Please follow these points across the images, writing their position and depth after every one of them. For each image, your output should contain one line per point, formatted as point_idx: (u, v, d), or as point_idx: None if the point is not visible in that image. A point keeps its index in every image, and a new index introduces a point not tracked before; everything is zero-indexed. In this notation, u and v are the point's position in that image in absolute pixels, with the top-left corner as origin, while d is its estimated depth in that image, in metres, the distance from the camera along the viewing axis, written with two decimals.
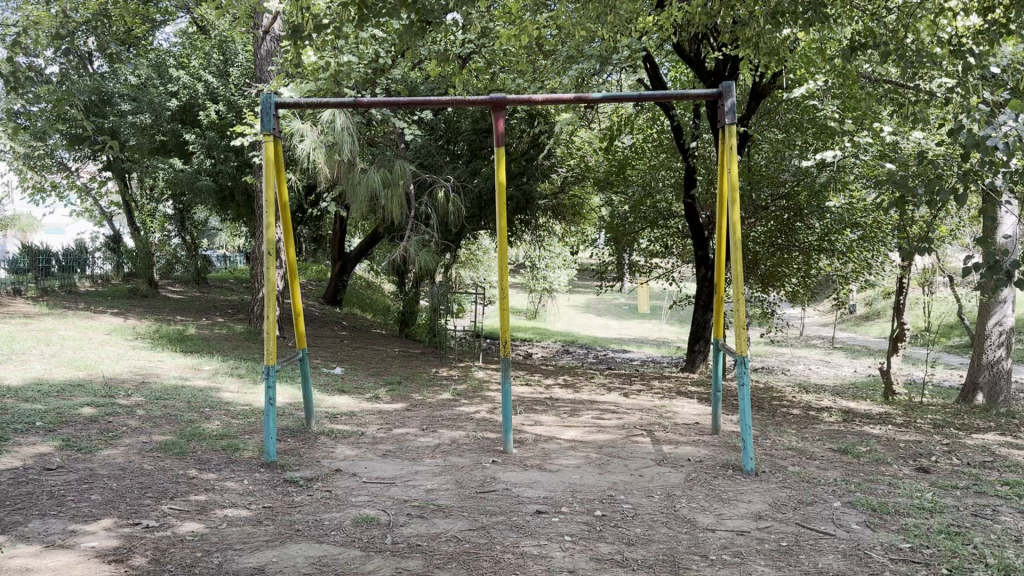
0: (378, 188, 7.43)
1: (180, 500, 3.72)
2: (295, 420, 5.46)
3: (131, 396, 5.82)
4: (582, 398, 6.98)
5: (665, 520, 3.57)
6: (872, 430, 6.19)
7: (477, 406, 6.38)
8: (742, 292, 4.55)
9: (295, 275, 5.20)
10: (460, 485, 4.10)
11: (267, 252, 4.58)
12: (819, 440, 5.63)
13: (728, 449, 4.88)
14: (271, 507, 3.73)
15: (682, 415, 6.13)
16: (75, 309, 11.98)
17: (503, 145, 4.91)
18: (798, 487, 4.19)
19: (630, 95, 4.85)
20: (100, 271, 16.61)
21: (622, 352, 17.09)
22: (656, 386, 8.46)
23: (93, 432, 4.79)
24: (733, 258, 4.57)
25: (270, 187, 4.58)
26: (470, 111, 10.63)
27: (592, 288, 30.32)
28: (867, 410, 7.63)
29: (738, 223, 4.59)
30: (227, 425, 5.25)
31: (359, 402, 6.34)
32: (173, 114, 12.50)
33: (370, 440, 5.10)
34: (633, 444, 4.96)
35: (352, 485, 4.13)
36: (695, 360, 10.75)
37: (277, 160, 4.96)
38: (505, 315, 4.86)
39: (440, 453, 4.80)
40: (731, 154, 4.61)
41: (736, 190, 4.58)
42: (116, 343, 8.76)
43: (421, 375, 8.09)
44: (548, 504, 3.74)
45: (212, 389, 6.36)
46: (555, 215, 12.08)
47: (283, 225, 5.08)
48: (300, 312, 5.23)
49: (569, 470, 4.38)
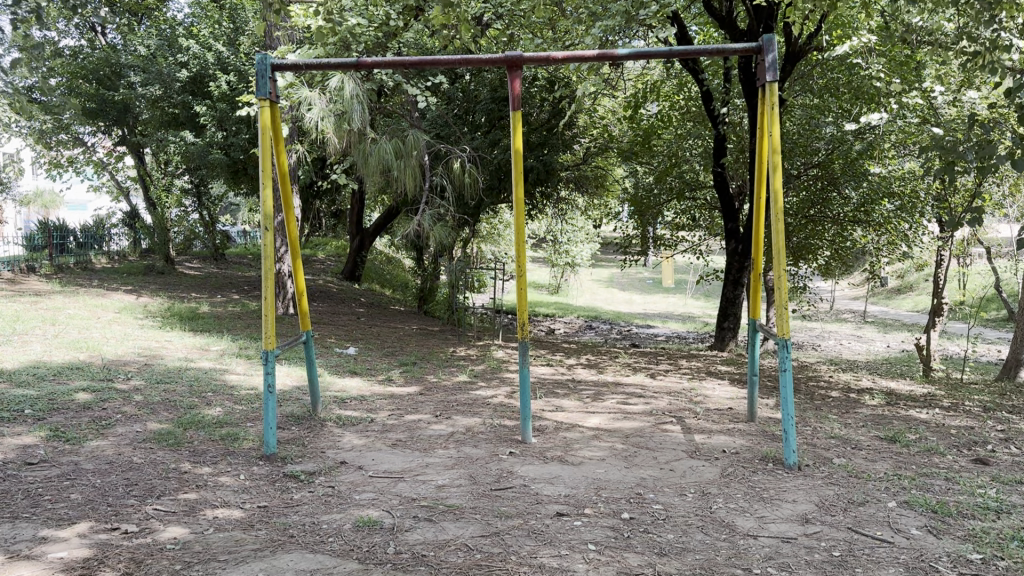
0: (390, 158, 7.06)
1: (169, 500, 3.41)
2: (300, 406, 5.12)
3: (131, 380, 5.54)
4: (606, 380, 6.60)
5: (702, 524, 3.19)
6: (919, 415, 5.76)
7: (495, 389, 6.02)
8: (783, 269, 4.11)
9: (296, 252, 4.82)
10: (474, 482, 3.74)
11: (264, 224, 4.21)
12: (864, 427, 5.20)
13: (767, 439, 4.47)
14: (266, 507, 3.41)
15: (714, 399, 5.75)
16: (88, 286, 11.79)
17: (520, 108, 4.48)
18: (848, 484, 3.78)
19: (657, 51, 4.41)
20: (117, 248, 16.43)
21: (646, 327, 16.68)
22: (685, 365, 8.05)
23: (85, 420, 4.50)
24: (773, 229, 4.13)
25: (267, 153, 4.22)
26: (488, 79, 10.24)
27: (616, 262, 29.84)
28: (910, 391, 7.16)
29: (780, 189, 4.14)
30: (228, 411, 4.95)
31: (370, 385, 6.00)
32: (183, 85, 12.24)
33: (380, 428, 4.76)
34: (662, 433, 4.57)
35: (356, 480, 3.80)
36: (725, 337, 10.21)
37: (275, 127, 4.59)
38: (521, 292, 4.46)
39: (454, 443, 4.46)
40: (773, 116, 4.17)
41: (777, 152, 4.14)
42: (125, 322, 8.51)
43: (438, 356, 7.75)
44: (570, 504, 3.39)
45: (218, 372, 6.06)
46: (577, 187, 11.47)
47: (282, 196, 4.70)
48: (304, 291, 4.83)
49: (592, 464, 4.02)
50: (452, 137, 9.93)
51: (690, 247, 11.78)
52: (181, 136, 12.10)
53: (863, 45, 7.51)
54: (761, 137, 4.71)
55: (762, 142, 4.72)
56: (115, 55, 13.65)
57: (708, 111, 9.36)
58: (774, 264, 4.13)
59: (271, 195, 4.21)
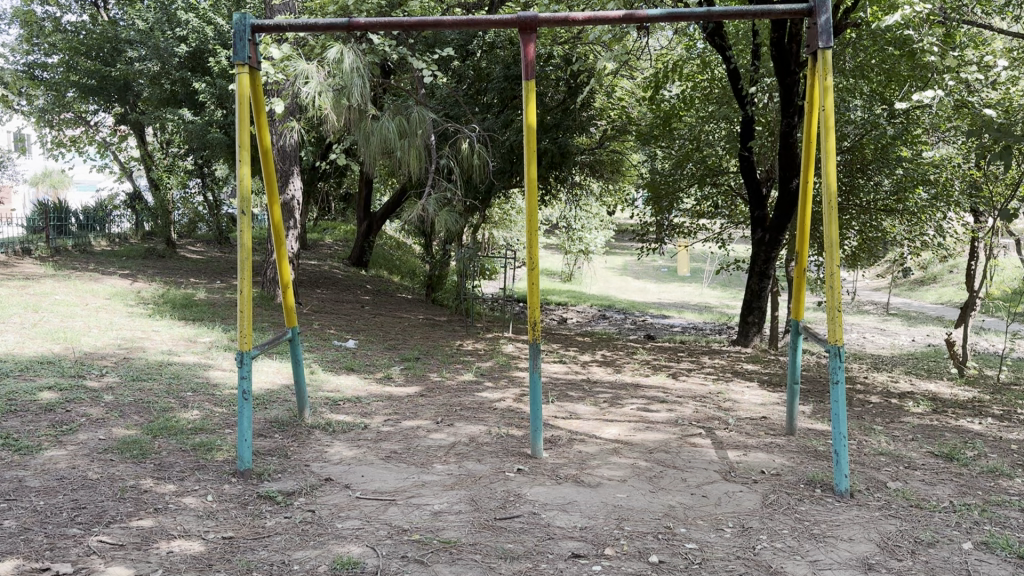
0: (393, 138, 6.52)
1: (119, 529, 2.92)
2: (286, 409, 4.61)
3: (104, 376, 5.07)
4: (624, 380, 6.08)
5: (746, 571, 2.67)
6: (972, 426, 5.16)
7: (503, 390, 5.51)
8: (835, 264, 3.55)
9: (281, 240, 4.26)
10: (476, 507, 3.24)
11: (241, 208, 3.69)
12: (914, 441, 4.63)
13: (812, 458, 3.94)
14: (231, 539, 2.92)
15: (744, 406, 5.20)
16: (83, 270, 11.35)
17: (534, 78, 3.92)
18: (911, 517, 3.24)
19: (694, 12, 3.84)
20: (119, 230, 16.01)
21: (662, 318, 16.10)
22: (709, 363, 7.49)
23: (44, 426, 4.04)
24: (825, 219, 3.58)
25: (245, 127, 3.69)
26: (502, 56, 9.70)
27: (633, 249, 29.27)
28: (954, 395, 6.56)
29: (833, 171, 3.59)
30: (207, 415, 4.46)
31: (367, 385, 5.50)
32: (182, 61, 11.86)
33: (373, 437, 4.26)
34: (690, 449, 4.05)
35: (340, 503, 3.31)
36: (748, 332, 9.64)
37: (256, 96, 4.07)
38: (532, 289, 3.92)
39: (455, 456, 3.95)
40: (826, 88, 3.60)
41: (831, 130, 3.58)
42: (113, 309, 8.06)
43: (444, 350, 7.24)
44: (587, 542, 2.88)
45: (202, 367, 5.59)
46: (592, 172, 10.94)
47: (265, 177, 4.17)
48: (289, 283, 4.28)
49: (612, 487, 3.50)
50: (461, 118, 9.36)
51: (710, 236, 11.40)
52: (179, 114, 11.73)
53: (915, 13, 6.86)
54: (810, 114, 4.13)
55: (810, 119, 4.14)
56: (115, 29, 13.28)
57: (735, 91, 8.70)
58: (825, 259, 3.57)
59: (249, 174, 3.69)
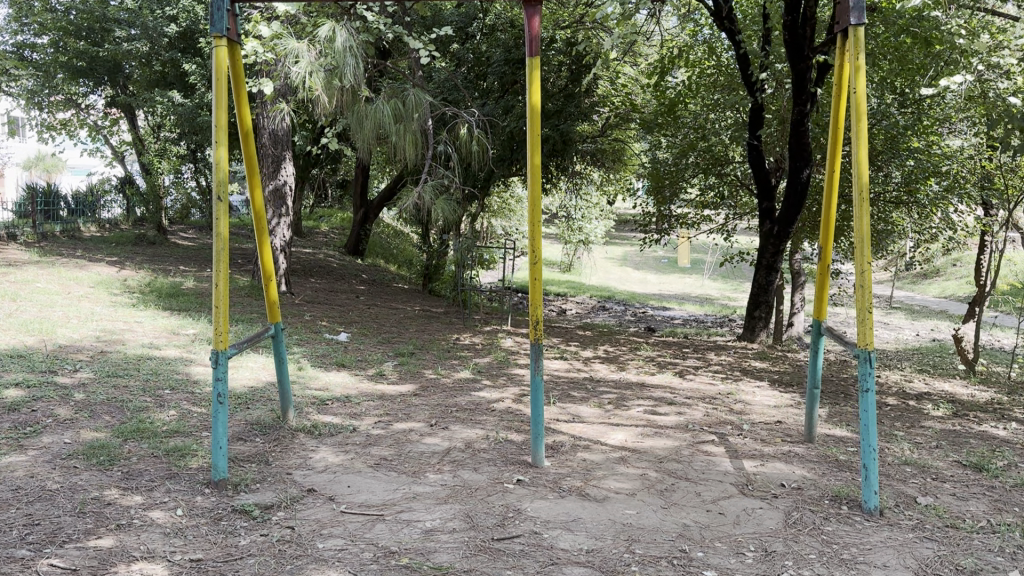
0: (387, 122, 6.15)
1: (75, 550, 2.62)
2: (268, 411, 4.30)
3: (78, 372, 4.78)
4: (629, 379, 5.79)
5: None
6: (998, 431, 4.87)
7: (502, 390, 5.23)
8: (866, 262, 3.24)
9: (263, 230, 3.95)
10: (471, 525, 2.94)
11: (218, 194, 3.38)
12: (940, 449, 4.33)
13: (835, 469, 3.65)
14: (199, 562, 2.63)
15: (757, 408, 4.91)
16: (70, 256, 11.03)
17: (538, 55, 3.60)
18: (951, 539, 2.95)
19: None
20: (110, 216, 15.74)
21: (662, 310, 15.74)
22: (715, 361, 7.21)
23: (6, 427, 3.75)
24: (855, 212, 3.27)
25: (222, 106, 3.38)
26: (502, 40, 9.36)
27: (632, 240, 29.03)
28: (972, 397, 6.27)
29: (864, 160, 3.28)
30: (184, 416, 4.16)
31: (357, 383, 5.19)
32: (172, 41, 11.60)
33: (362, 441, 3.96)
34: (704, 458, 3.75)
35: (324, 519, 3.01)
36: (755, 327, 9.36)
37: (235, 75, 3.75)
38: (534, 282, 3.56)
39: (451, 464, 3.65)
40: (858, 68, 3.28)
41: (862, 114, 3.28)
42: (96, 298, 7.75)
43: (440, 344, 6.95)
44: (594, 569, 2.59)
45: (183, 363, 5.28)
46: (594, 161, 10.71)
47: (246, 160, 3.84)
48: (272, 275, 3.98)
49: (621, 501, 3.20)
50: (460, 102, 9.02)
51: (714, 227, 11.11)
52: (169, 96, 11.46)
53: None
54: (838, 98, 3.83)
55: (838, 103, 3.84)
56: (104, 8, 12.68)
57: (744, 77, 8.44)
58: (856, 257, 3.26)
59: (226, 157, 3.38)
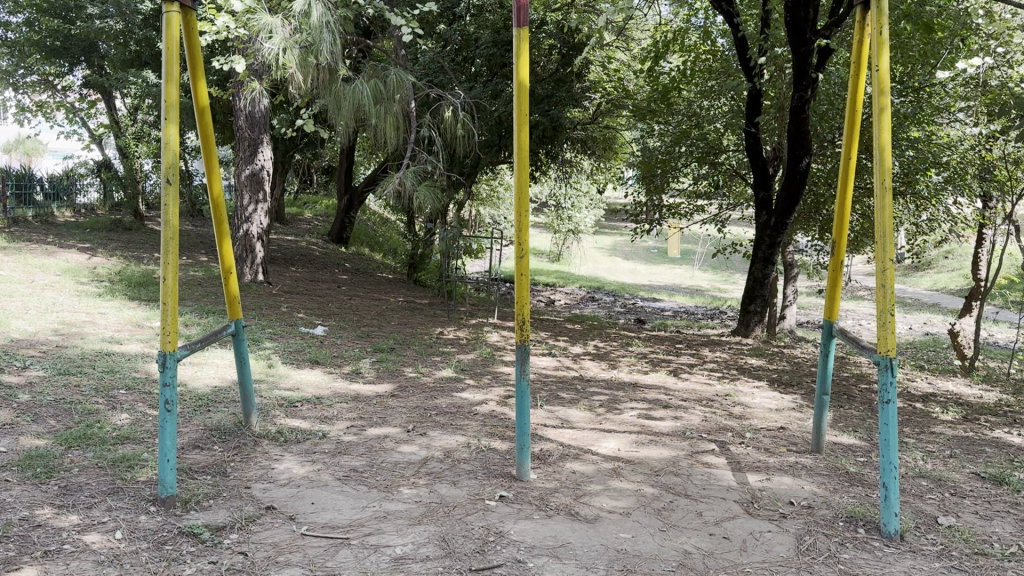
0: (366, 102, 5.75)
1: None
2: (230, 415, 3.94)
3: (27, 370, 4.41)
4: (621, 379, 5.48)
5: None
6: (1012, 438, 4.58)
7: (486, 390, 4.90)
8: (888, 259, 2.92)
9: (222, 218, 3.59)
10: (447, 552, 2.61)
11: (166, 177, 3.02)
12: (955, 459, 4.04)
13: (847, 485, 3.35)
14: None
15: (756, 412, 4.61)
16: (40, 242, 10.60)
17: (527, 25, 3.26)
18: (981, 569, 2.64)
19: None
20: (85, 200, 15.32)
21: (652, 301, 15.42)
22: (709, 358, 6.91)
23: None
24: (877, 202, 2.94)
25: (170, 76, 2.99)
26: (490, 20, 8.99)
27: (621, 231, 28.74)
28: (979, 399, 5.97)
29: (887, 144, 2.95)
30: (138, 420, 3.81)
31: (331, 382, 4.84)
32: (146, 19, 11.29)
33: (331, 449, 3.63)
34: (705, 472, 3.43)
35: (282, 542, 2.68)
36: (749, 321, 9.06)
37: (190, 42, 3.37)
38: (519, 278, 3.21)
39: (428, 477, 3.33)
40: (883, 39, 2.93)
41: (885, 93, 2.95)
42: (60, 287, 7.36)
43: (421, 339, 6.62)
44: None
45: (144, 359, 4.92)
46: (584, 149, 10.33)
47: (202, 139, 3.48)
48: (232, 266, 3.62)
49: (615, 522, 2.89)
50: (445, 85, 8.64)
51: (707, 217, 10.76)
52: (143, 75, 11.10)
53: None
54: (856, 76, 3.50)
55: (856, 83, 3.51)
56: None
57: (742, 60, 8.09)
58: (876, 252, 2.94)
59: (176, 136, 3.02)
